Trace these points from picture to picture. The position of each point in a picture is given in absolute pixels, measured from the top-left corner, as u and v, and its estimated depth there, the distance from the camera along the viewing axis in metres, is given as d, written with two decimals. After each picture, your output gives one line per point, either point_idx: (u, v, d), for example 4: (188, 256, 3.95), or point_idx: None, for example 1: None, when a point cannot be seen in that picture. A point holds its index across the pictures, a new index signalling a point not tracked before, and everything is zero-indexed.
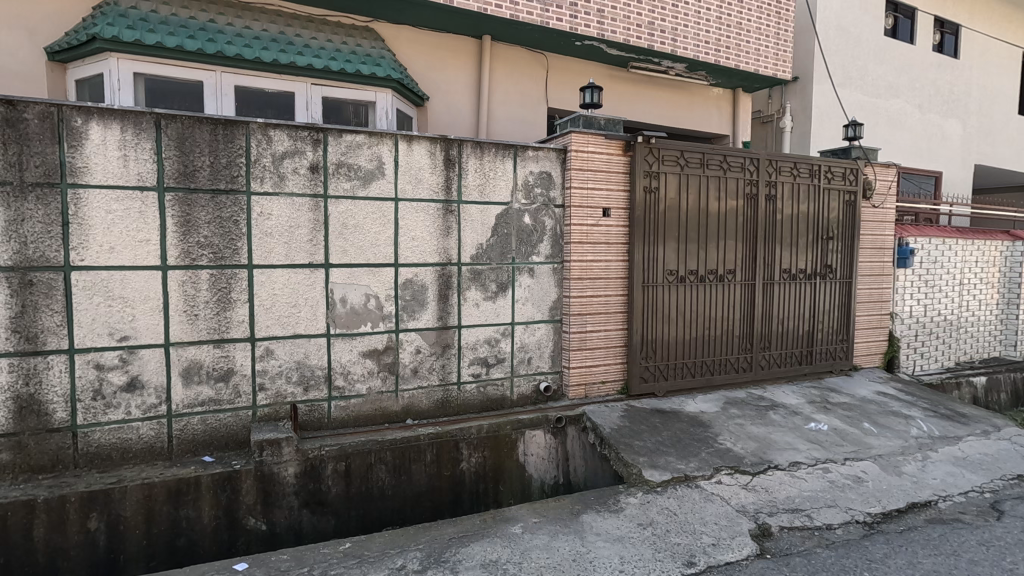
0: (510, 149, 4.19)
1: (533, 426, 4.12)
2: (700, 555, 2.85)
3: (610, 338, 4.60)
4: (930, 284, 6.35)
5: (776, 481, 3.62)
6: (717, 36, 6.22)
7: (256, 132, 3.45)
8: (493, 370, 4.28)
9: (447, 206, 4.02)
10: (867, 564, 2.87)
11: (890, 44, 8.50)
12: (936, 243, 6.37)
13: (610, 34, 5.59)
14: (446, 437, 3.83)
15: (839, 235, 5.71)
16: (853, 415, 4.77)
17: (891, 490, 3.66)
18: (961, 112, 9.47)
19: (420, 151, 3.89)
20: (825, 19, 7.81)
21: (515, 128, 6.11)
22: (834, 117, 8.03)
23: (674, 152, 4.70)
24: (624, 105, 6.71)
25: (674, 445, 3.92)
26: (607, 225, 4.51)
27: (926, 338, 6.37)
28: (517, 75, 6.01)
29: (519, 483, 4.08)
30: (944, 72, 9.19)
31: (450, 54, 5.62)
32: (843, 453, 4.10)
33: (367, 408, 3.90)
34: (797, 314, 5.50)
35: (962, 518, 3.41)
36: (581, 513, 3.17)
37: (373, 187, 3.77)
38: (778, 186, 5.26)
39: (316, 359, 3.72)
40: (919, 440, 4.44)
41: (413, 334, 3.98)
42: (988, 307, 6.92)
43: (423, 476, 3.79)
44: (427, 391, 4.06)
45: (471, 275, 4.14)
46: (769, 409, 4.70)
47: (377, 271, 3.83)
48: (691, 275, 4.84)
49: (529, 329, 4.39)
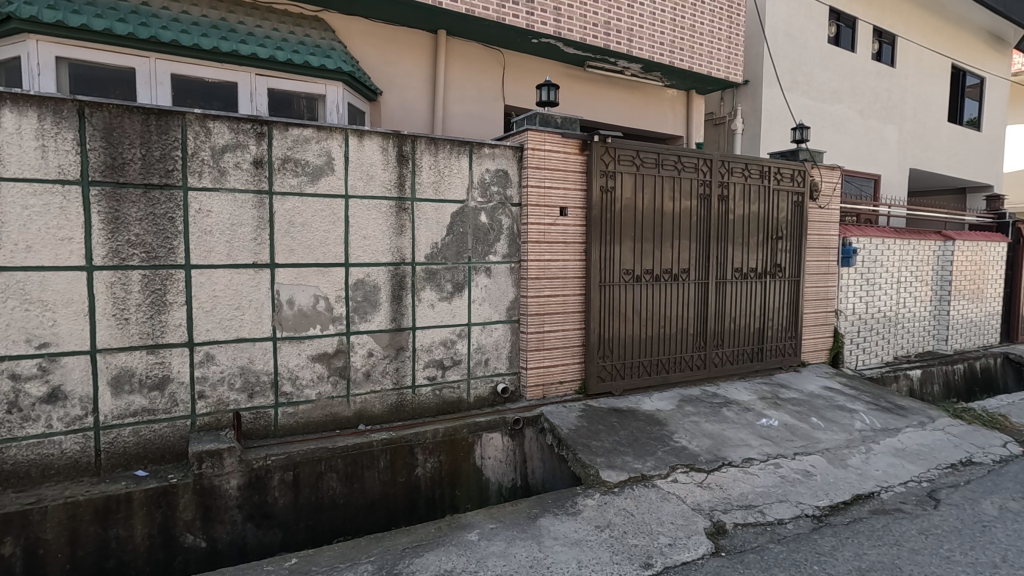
0: (465, 146, 4.09)
1: (490, 428, 4.03)
2: (656, 557, 2.85)
3: (568, 338, 4.58)
4: (871, 282, 6.64)
5: (729, 478, 3.67)
6: (672, 37, 6.30)
7: (193, 123, 3.23)
8: (449, 373, 4.18)
9: (400, 203, 3.89)
10: (816, 557, 2.93)
11: (833, 52, 8.84)
12: (876, 243, 6.66)
13: (566, 33, 5.58)
14: (399, 442, 3.70)
15: (788, 235, 5.87)
16: (802, 410, 4.91)
17: (837, 483, 3.77)
18: (897, 119, 9.96)
19: (372, 146, 3.75)
20: (774, 24, 8.04)
21: (472, 124, 6.02)
22: (783, 120, 8.28)
23: (629, 152, 4.72)
24: (581, 105, 6.71)
25: (630, 444, 3.92)
26: (564, 224, 4.48)
27: (867, 333, 6.65)
28: (473, 72, 5.92)
29: (476, 486, 4.00)
30: (882, 80, 9.65)
31: (404, 47, 5.48)
32: (793, 448, 4.20)
33: (317, 414, 3.73)
34: (749, 311, 5.63)
35: (903, 508, 3.55)
36: (538, 517, 3.12)
37: (322, 183, 3.61)
38: (730, 187, 5.37)
39: (262, 363, 3.54)
40: (862, 433, 4.61)
41: (365, 336, 3.84)
42: (923, 304, 7.29)
43: (376, 483, 3.64)
44: (380, 395, 3.92)
45: (425, 275, 4.02)
46: (723, 406, 4.78)
47: (327, 271, 3.67)
48: (647, 275, 4.88)
49: (486, 329, 4.31)
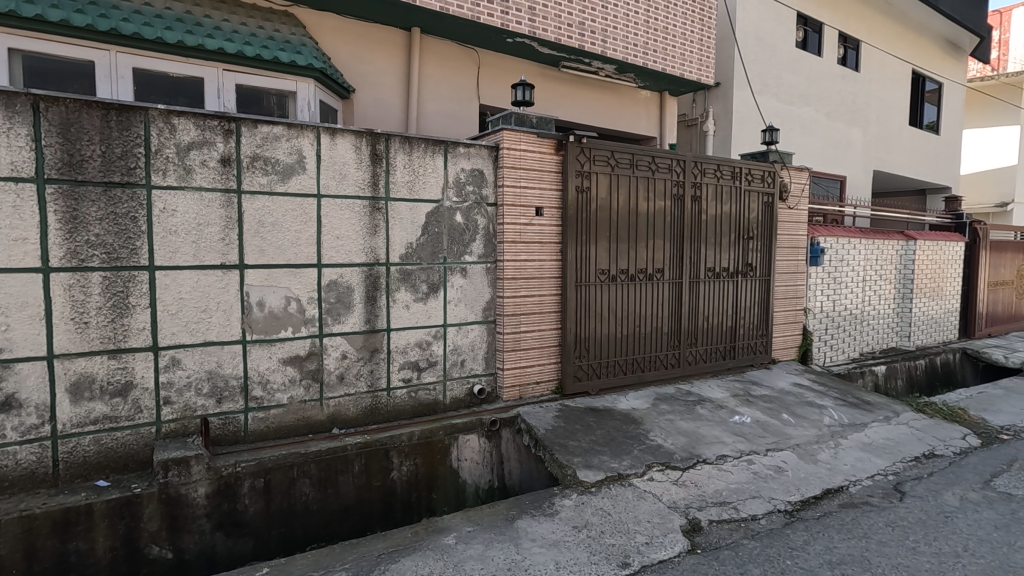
0: (440, 145, 4.05)
1: (466, 430, 4.00)
2: (634, 556, 2.86)
3: (544, 338, 4.57)
4: (838, 281, 6.81)
5: (704, 476, 3.71)
6: (645, 39, 6.36)
7: (157, 119, 3.11)
8: (425, 374, 4.13)
9: (374, 203, 3.83)
10: (789, 552, 2.98)
11: (800, 56, 9.05)
12: (842, 243, 6.84)
13: (541, 32, 5.58)
14: (375, 445, 3.63)
15: (758, 235, 5.98)
16: (773, 406, 5.01)
17: (808, 478, 3.85)
18: (862, 122, 10.26)
19: (344, 144, 3.68)
20: (744, 28, 8.19)
21: (446, 123, 5.97)
22: (753, 122, 8.43)
23: (604, 153, 4.74)
24: (556, 105, 6.72)
25: (607, 444, 3.93)
26: (540, 224, 4.48)
27: (835, 331, 6.83)
28: (448, 70, 5.87)
29: (453, 489, 3.96)
30: (847, 84, 9.92)
31: (378, 45, 5.40)
32: (765, 445, 4.27)
33: (289, 418, 3.64)
34: (721, 310, 5.72)
35: (871, 501, 3.64)
36: (516, 519, 3.10)
37: (293, 182, 3.52)
38: (703, 187, 5.44)
39: (230, 367, 3.43)
40: (831, 428, 4.72)
41: (338, 339, 3.76)
42: (887, 302, 7.52)
43: (351, 488, 3.57)
44: (355, 398, 3.85)
45: (400, 275, 3.97)
46: (697, 404, 4.85)
47: (298, 272, 3.59)
48: (622, 275, 4.91)
49: (462, 330, 4.27)
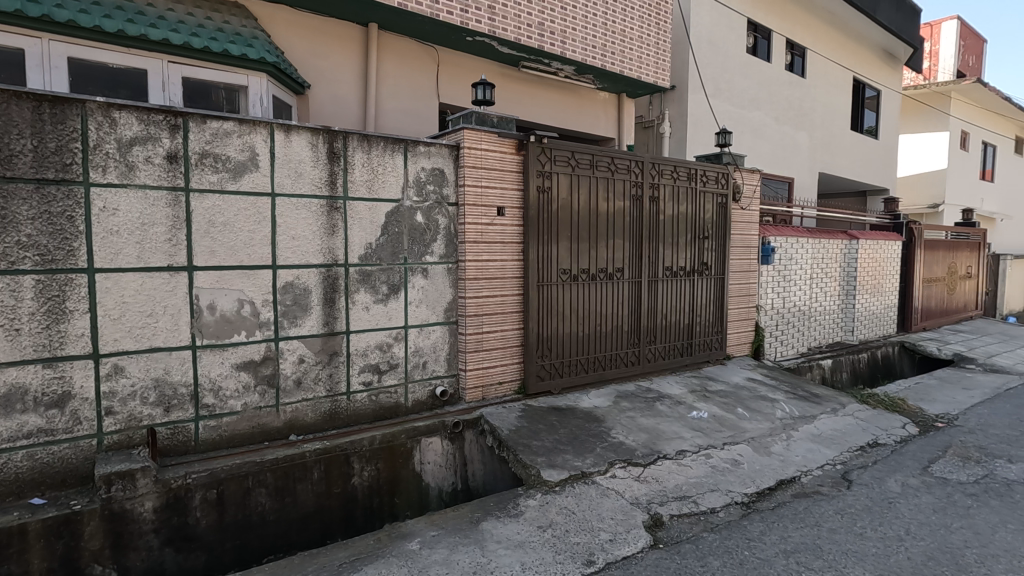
0: (400, 144, 3.98)
1: (429, 433, 3.94)
2: (598, 553, 2.89)
3: (506, 338, 4.56)
4: (787, 279, 7.08)
5: (665, 471, 3.79)
6: (603, 41, 6.44)
7: (95, 113, 2.93)
8: (385, 377, 4.05)
9: (331, 203, 3.72)
10: (746, 543, 3.07)
11: (751, 61, 9.37)
12: (791, 242, 7.12)
13: (500, 32, 5.57)
14: (334, 451, 3.54)
15: (713, 235, 6.15)
16: (729, 401, 5.17)
17: (763, 470, 3.99)
18: (808, 126, 10.70)
19: (300, 142, 3.56)
20: (697, 32, 8.40)
21: (405, 121, 5.88)
22: (707, 125, 8.67)
23: (565, 153, 4.77)
24: (516, 105, 6.72)
25: (570, 442, 3.96)
26: (501, 224, 4.46)
27: (785, 327, 7.10)
28: (407, 67, 5.77)
29: (416, 493, 3.89)
30: (794, 89, 10.33)
31: (334, 40, 5.26)
32: (721, 439, 4.39)
33: (243, 426, 3.50)
34: (678, 308, 5.85)
35: (821, 490, 3.80)
36: (480, 521, 3.08)
37: (245, 180, 3.38)
38: (660, 188, 5.56)
39: (179, 374, 3.27)
40: (783, 421, 4.90)
41: (295, 342, 3.65)
42: (832, 299, 7.87)
43: (309, 496, 3.46)
44: (313, 403, 3.74)
45: (360, 276, 3.88)
46: (656, 400, 4.94)
47: (252, 274, 3.45)
48: (583, 274, 4.96)
49: (423, 332, 4.21)
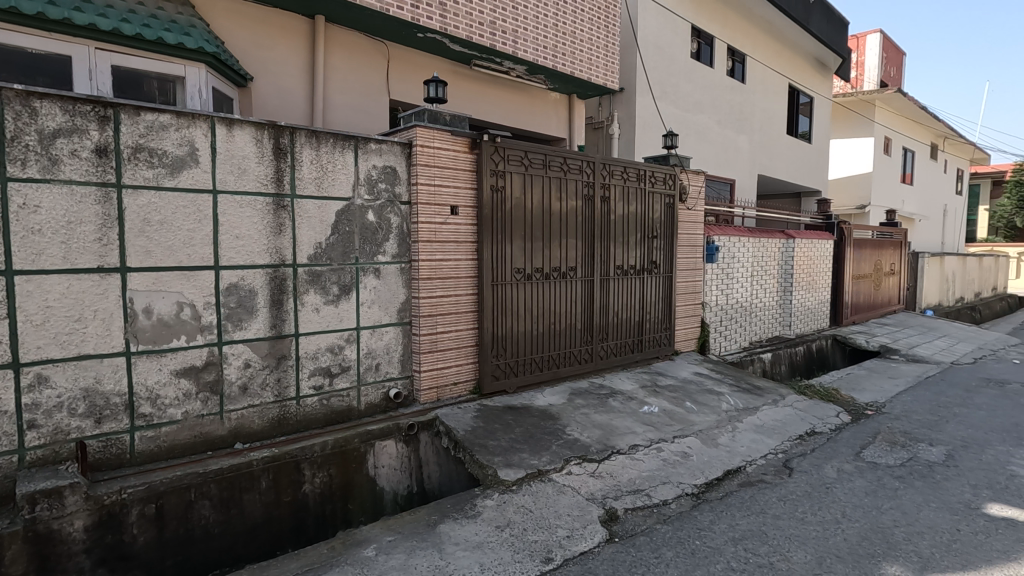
0: (350, 141, 3.87)
1: (383, 436, 3.86)
2: (556, 550, 2.92)
3: (460, 338, 4.53)
4: (730, 276, 7.38)
5: (619, 465, 3.87)
6: (554, 42, 6.50)
7: (13, 101, 2.70)
8: (337, 381, 3.94)
9: (278, 201, 3.58)
10: (697, 532, 3.18)
11: (695, 67, 9.70)
12: (733, 241, 7.42)
13: (452, 29, 5.52)
14: (284, 458, 3.41)
15: (661, 234, 6.33)
16: (678, 395, 5.34)
17: (711, 462, 4.15)
18: (748, 130, 11.18)
19: (244, 136, 3.41)
20: (644, 36, 8.61)
21: (354, 117, 5.73)
22: (654, 127, 8.90)
23: (518, 153, 4.78)
24: (468, 103, 6.67)
25: (526, 441, 3.97)
26: (455, 223, 4.43)
27: (728, 322, 7.40)
28: (356, 62, 5.63)
29: (370, 498, 3.80)
30: (735, 94, 10.77)
31: (278, 31, 5.06)
32: (671, 432, 4.53)
33: (184, 435, 3.32)
34: (629, 305, 5.99)
35: (764, 478, 3.99)
36: (438, 524, 3.04)
37: (184, 177, 3.21)
38: (611, 188, 5.67)
39: (112, 383, 3.07)
40: (729, 413, 5.10)
41: (240, 346, 3.49)
42: (772, 295, 8.26)
43: (257, 506, 3.32)
44: (260, 409, 3.59)
45: (309, 277, 3.75)
46: (609, 397, 5.04)
47: (192, 276, 3.28)
48: (537, 273, 4.99)
49: (376, 333, 4.12)
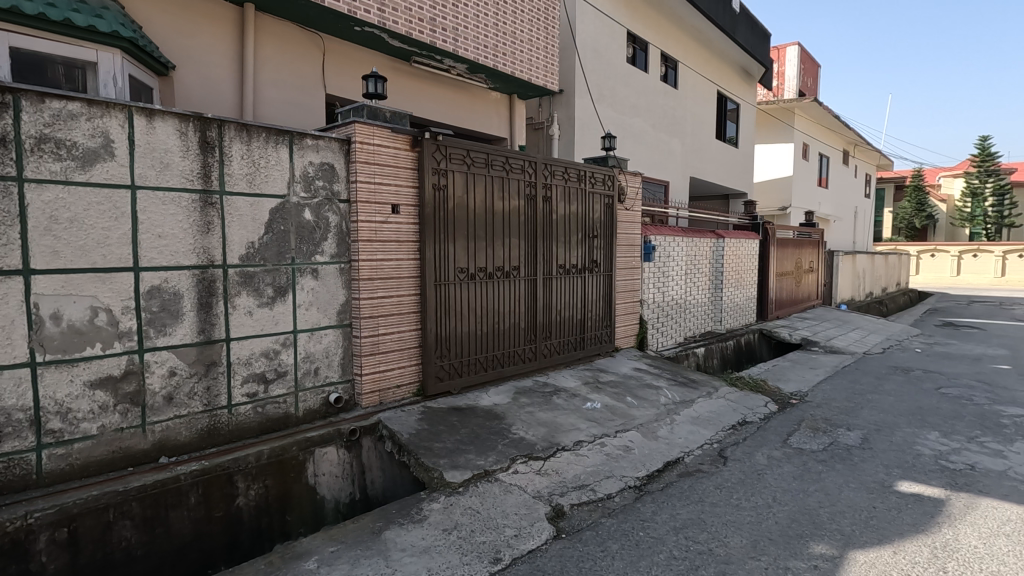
0: (284, 135, 3.71)
1: (323, 443, 3.72)
2: (504, 550, 2.92)
3: (403, 340, 4.44)
4: (666, 274, 7.65)
5: (564, 462, 3.92)
6: (495, 42, 6.50)
7: None
8: (272, 387, 3.76)
9: (206, 197, 3.37)
10: (641, 524, 3.27)
11: (631, 71, 9.99)
12: (669, 240, 7.70)
13: (391, 24, 5.40)
14: (215, 471, 3.21)
15: (602, 234, 6.47)
16: (619, 391, 5.48)
17: (652, 454, 4.28)
18: (680, 134, 11.64)
19: (166, 128, 3.18)
20: (583, 40, 8.77)
21: (288, 111, 5.48)
22: (592, 129, 9.08)
23: (460, 151, 4.74)
24: (408, 100, 6.55)
25: (472, 442, 3.94)
26: (397, 222, 4.33)
27: (664, 319, 7.67)
28: (288, 53, 5.39)
29: (310, 508, 3.64)
30: (668, 99, 11.18)
31: (203, 18, 4.77)
32: (614, 427, 4.63)
33: (100, 451, 3.06)
34: (571, 304, 6.08)
35: (701, 468, 4.16)
36: (383, 531, 2.96)
37: (97, 171, 2.95)
38: (552, 188, 5.73)
39: (14, 398, 2.78)
40: (667, 406, 5.29)
41: (164, 353, 3.26)
42: (704, 292, 8.63)
43: (185, 524, 3.10)
44: (187, 420, 3.36)
45: (240, 278, 3.56)
46: (553, 394, 5.09)
47: (108, 278, 3.02)
48: (480, 273, 4.96)
49: (315, 337, 3.97)
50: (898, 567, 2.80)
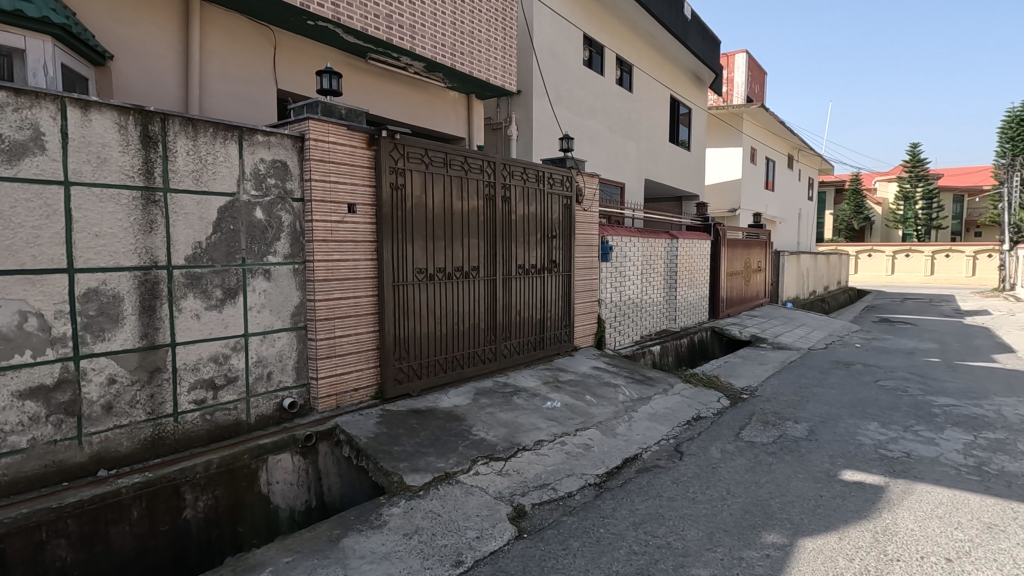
0: (233, 131, 3.56)
1: (277, 450, 3.59)
2: (466, 552, 2.89)
3: (361, 342, 4.35)
4: (622, 274, 7.79)
5: (525, 462, 3.93)
6: (452, 41, 6.45)
7: None
8: (222, 394, 3.60)
9: (148, 195, 3.20)
10: (602, 520, 3.31)
11: (587, 74, 10.13)
12: (625, 241, 7.85)
13: (345, 19, 5.28)
14: (160, 483, 3.05)
15: (560, 235, 6.53)
16: (579, 389, 5.54)
17: (611, 451, 4.35)
18: (635, 137, 11.88)
19: (103, 122, 3.01)
20: (540, 42, 8.83)
21: (237, 107, 5.28)
22: (550, 130, 9.15)
23: (418, 150, 4.68)
24: (364, 98, 6.42)
25: (432, 444, 3.90)
26: (353, 221, 4.24)
27: (621, 318, 7.80)
28: (237, 46, 5.20)
29: (263, 518, 3.51)
30: (624, 102, 11.39)
31: (143, 6, 4.54)
32: (574, 425, 4.68)
33: (31, 467, 2.86)
34: (531, 304, 6.11)
35: (659, 463, 4.26)
36: (341, 538, 2.88)
37: (27, 165, 2.76)
38: (511, 189, 5.74)
39: None
40: (625, 404, 5.38)
41: (103, 360, 3.07)
42: (659, 292, 8.83)
43: (127, 540, 2.93)
44: (129, 430, 3.19)
45: (187, 280, 3.40)
46: (513, 394, 5.10)
47: (38, 280, 2.83)
48: (439, 273, 4.92)
49: (267, 340, 3.83)
50: (843, 552, 2.93)
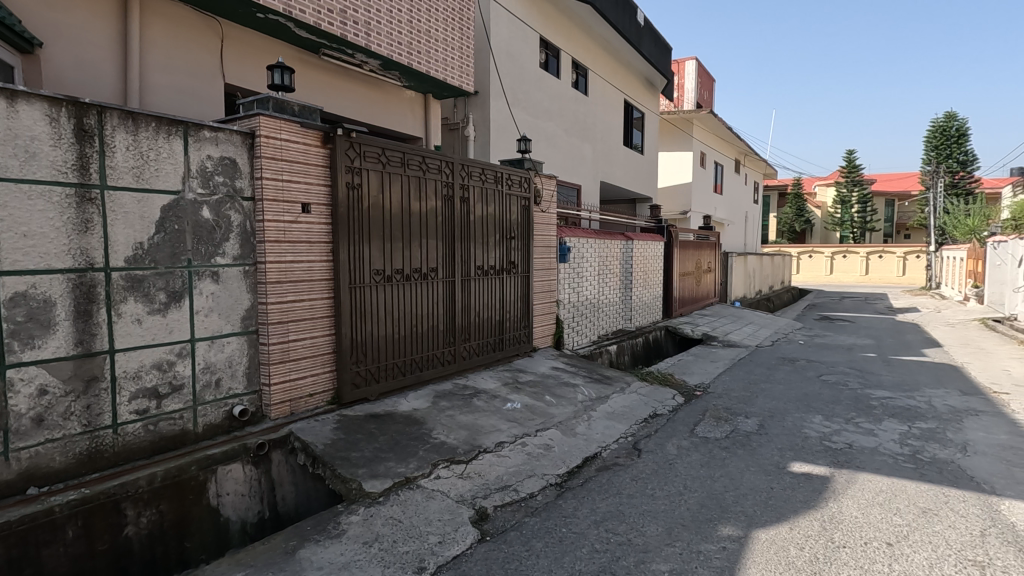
0: (178, 126, 3.39)
1: (227, 460, 3.43)
2: (428, 558, 2.85)
3: (317, 346, 4.22)
4: (580, 275, 7.88)
5: (486, 464, 3.91)
6: (409, 39, 6.36)
7: None
8: (166, 403, 3.42)
9: (83, 192, 3.00)
10: (563, 520, 3.33)
11: (544, 76, 10.20)
12: (582, 242, 7.94)
13: (297, 13, 5.12)
14: (99, 499, 2.86)
15: (519, 236, 6.54)
16: (538, 390, 5.55)
17: (571, 451, 4.38)
18: (591, 140, 12.06)
19: (32, 113, 2.80)
20: (496, 43, 8.83)
21: (181, 101, 5.03)
22: (507, 131, 9.16)
23: (375, 149, 4.59)
24: (317, 95, 6.25)
25: (391, 449, 3.82)
26: (307, 221, 4.10)
27: (578, 318, 7.89)
28: (181, 38, 4.96)
29: (212, 532, 3.34)
30: (579, 105, 11.54)
31: None
32: (534, 426, 4.69)
33: None
34: (490, 305, 6.09)
35: (617, 461, 4.33)
36: (297, 549, 2.78)
37: None
38: (470, 189, 5.71)
39: None
40: (584, 403, 5.44)
41: (33, 370, 2.85)
42: (616, 292, 8.97)
43: (60, 562, 2.73)
44: (63, 444, 2.98)
45: (127, 283, 3.20)
46: (473, 396, 5.06)
47: None
48: (397, 274, 4.83)
49: (216, 345, 3.66)
50: (794, 542, 3.05)
